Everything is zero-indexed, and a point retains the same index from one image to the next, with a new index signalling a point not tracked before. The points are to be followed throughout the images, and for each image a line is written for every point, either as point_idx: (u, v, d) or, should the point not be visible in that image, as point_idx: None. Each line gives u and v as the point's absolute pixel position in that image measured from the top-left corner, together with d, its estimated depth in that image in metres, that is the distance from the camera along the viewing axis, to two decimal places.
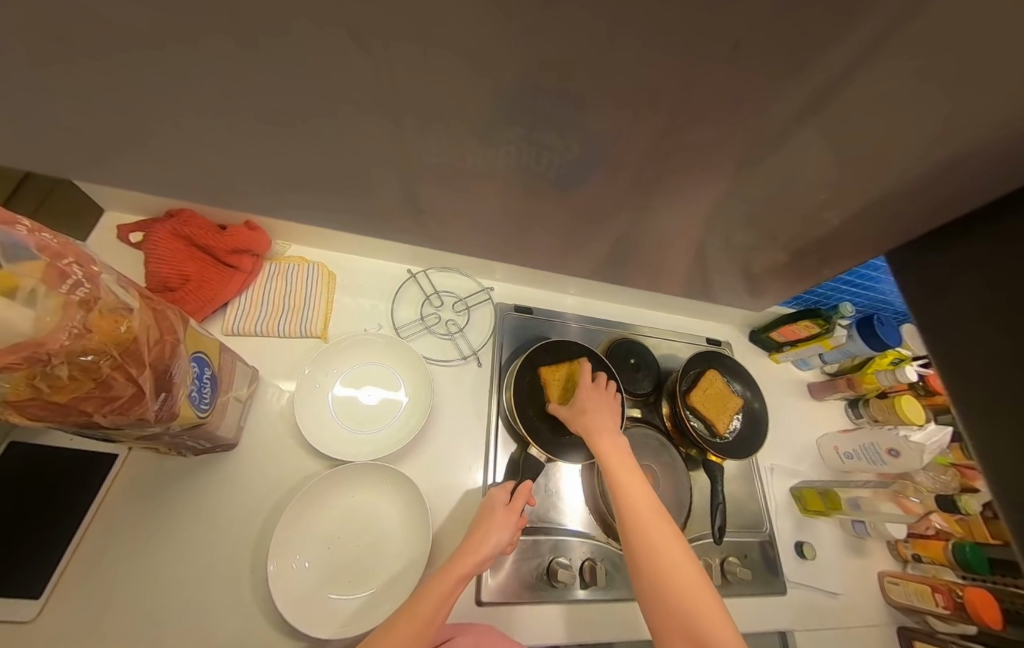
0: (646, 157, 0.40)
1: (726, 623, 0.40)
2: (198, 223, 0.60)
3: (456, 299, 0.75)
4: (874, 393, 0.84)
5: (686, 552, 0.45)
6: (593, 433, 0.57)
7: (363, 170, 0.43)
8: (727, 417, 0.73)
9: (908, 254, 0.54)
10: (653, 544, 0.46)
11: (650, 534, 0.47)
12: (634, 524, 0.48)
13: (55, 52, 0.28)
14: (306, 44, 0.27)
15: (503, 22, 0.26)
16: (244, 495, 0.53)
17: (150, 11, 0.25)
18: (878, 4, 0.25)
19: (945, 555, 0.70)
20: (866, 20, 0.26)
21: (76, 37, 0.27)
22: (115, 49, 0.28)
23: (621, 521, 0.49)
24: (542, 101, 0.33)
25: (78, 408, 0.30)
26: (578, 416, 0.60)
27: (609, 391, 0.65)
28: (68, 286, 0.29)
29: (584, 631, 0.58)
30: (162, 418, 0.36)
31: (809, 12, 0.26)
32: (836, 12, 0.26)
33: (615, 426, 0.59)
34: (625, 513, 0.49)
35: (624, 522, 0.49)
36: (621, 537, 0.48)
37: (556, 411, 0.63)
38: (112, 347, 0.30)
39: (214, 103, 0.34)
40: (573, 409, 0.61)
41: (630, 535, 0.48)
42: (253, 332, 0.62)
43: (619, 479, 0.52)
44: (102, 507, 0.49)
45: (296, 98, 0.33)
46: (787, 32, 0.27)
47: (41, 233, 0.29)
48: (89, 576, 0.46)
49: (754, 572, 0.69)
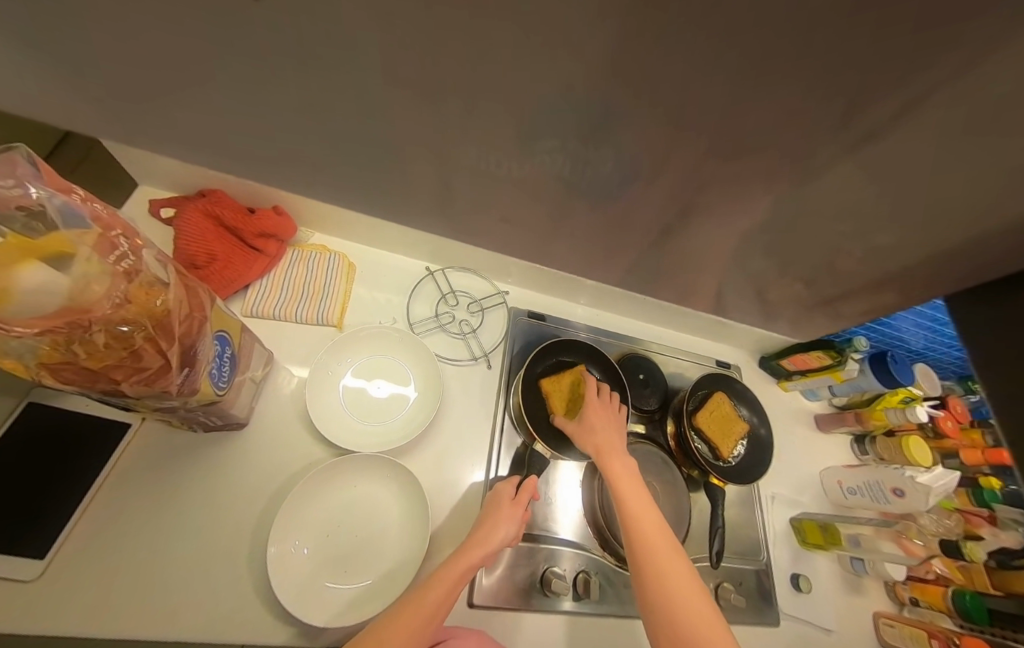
0: (676, 174, 0.40)
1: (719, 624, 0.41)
2: (229, 203, 0.61)
3: (471, 299, 0.75)
4: (882, 431, 0.83)
5: (686, 567, 0.46)
6: (605, 454, 0.57)
7: (397, 165, 0.44)
8: (733, 442, 0.73)
9: (964, 305, 0.56)
10: (652, 552, 0.47)
11: (648, 544, 0.48)
12: (641, 537, 0.48)
13: (108, 31, 0.29)
14: (360, 38, 0.28)
15: (551, 30, 0.27)
16: (250, 474, 0.54)
17: (214, 8, 0.26)
18: (914, 37, 0.26)
19: (945, 602, 0.69)
20: (900, 55, 0.27)
21: (134, 15, 0.28)
22: (168, 30, 0.29)
23: (628, 537, 0.49)
24: (576, 109, 0.33)
25: (108, 375, 0.30)
26: (587, 435, 0.59)
27: (614, 405, 0.64)
28: (115, 257, 0.30)
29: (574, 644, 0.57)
30: (183, 392, 0.37)
31: (844, 41, 0.26)
32: (865, 46, 0.26)
33: (624, 447, 0.58)
34: (631, 529, 0.49)
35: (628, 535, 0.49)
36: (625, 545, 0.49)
37: (563, 426, 0.62)
38: (146, 318, 0.31)
39: (255, 90, 0.34)
40: (581, 425, 0.60)
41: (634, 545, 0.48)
42: (271, 315, 0.63)
43: (625, 500, 0.52)
44: (113, 473, 0.50)
45: (342, 91, 0.34)
46: (814, 64, 0.28)
47: (93, 202, 0.31)
48: (93, 541, 0.47)
49: (748, 600, 0.68)
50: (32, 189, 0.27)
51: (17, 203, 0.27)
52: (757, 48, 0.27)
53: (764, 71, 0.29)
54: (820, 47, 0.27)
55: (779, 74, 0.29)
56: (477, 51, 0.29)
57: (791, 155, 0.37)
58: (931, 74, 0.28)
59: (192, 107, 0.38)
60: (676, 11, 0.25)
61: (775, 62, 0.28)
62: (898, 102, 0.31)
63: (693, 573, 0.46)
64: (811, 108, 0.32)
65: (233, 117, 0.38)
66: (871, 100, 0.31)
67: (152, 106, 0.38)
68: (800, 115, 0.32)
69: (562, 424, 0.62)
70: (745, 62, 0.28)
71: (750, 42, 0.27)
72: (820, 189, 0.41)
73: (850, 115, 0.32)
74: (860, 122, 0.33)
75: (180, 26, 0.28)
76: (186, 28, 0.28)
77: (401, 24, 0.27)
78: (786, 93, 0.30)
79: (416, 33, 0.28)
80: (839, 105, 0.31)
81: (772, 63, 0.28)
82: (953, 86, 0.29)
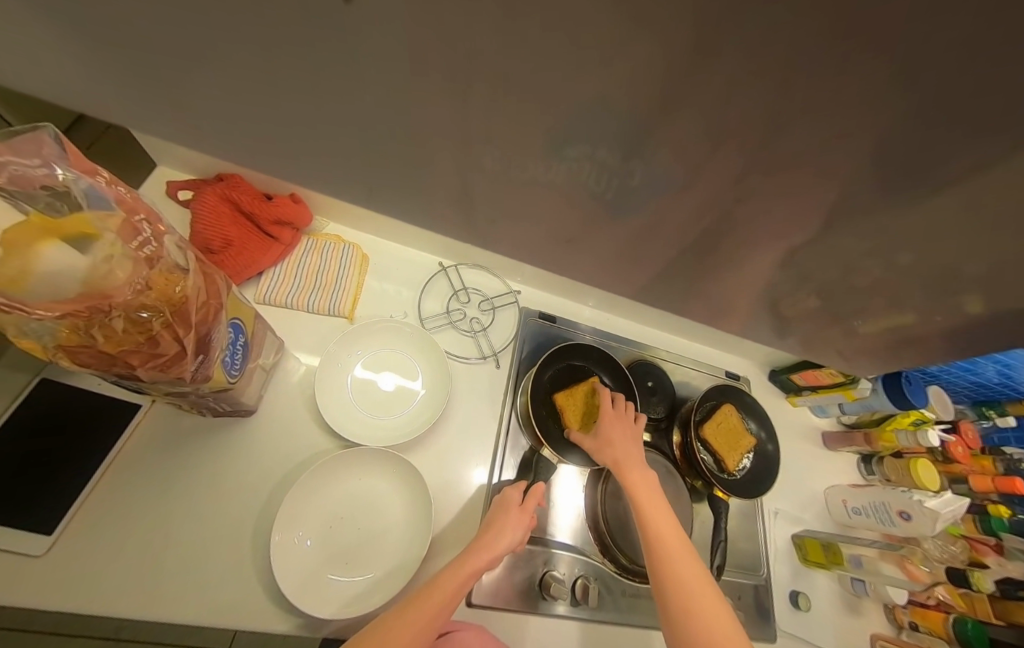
0: (706, 186, 0.39)
1: (731, 622, 0.43)
2: (247, 189, 0.61)
3: (483, 298, 0.75)
4: (890, 452, 0.82)
5: (705, 578, 0.46)
6: (623, 466, 0.56)
7: (419, 161, 0.43)
8: (739, 455, 0.72)
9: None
10: (671, 560, 0.47)
11: (669, 548, 0.48)
12: (658, 535, 0.49)
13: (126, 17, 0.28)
14: (401, 35, 0.28)
15: (600, 37, 0.26)
16: (257, 460, 0.54)
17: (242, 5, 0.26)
18: (960, 60, 0.25)
19: (945, 628, 0.68)
20: (944, 77, 0.26)
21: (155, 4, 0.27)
22: (186, 17, 0.28)
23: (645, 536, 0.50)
24: (603, 116, 0.32)
25: (124, 359, 0.30)
26: (605, 447, 0.58)
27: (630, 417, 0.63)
28: (137, 242, 0.30)
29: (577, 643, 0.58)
30: (196, 379, 0.37)
31: (888, 61, 0.25)
32: (909, 68, 0.25)
33: (643, 459, 0.58)
34: (648, 528, 0.50)
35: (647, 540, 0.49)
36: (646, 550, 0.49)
37: (579, 441, 0.61)
38: (164, 305, 0.31)
39: (274, 80, 0.34)
40: (597, 440, 0.59)
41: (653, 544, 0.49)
42: (283, 303, 0.63)
43: (640, 504, 0.52)
44: (121, 451, 0.50)
45: (375, 88, 0.33)
46: (853, 82, 0.27)
47: (117, 185, 0.30)
48: (98, 520, 0.47)
49: (746, 615, 0.68)
50: (57, 170, 0.27)
51: (42, 183, 0.27)
52: (795, 63, 0.26)
53: (814, 90, 0.28)
54: (875, 72, 0.26)
55: (814, 91, 0.28)
56: (519, 54, 0.28)
57: (825, 175, 0.36)
58: (974, 97, 0.27)
59: (213, 95, 0.37)
60: (713, 20, 0.24)
61: (816, 80, 0.27)
62: (945, 129, 0.30)
63: (713, 585, 0.46)
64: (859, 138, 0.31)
65: (255, 107, 0.38)
66: (913, 124, 0.30)
67: (168, 94, 0.37)
68: (840, 134, 0.31)
69: (578, 439, 0.61)
70: (790, 85, 0.28)
71: (802, 61, 0.26)
72: (854, 209, 0.40)
73: (889, 141, 0.31)
74: (908, 147, 0.32)
75: (215, 17, 0.27)
76: (218, 21, 0.28)
77: (445, 23, 0.26)
78: (831, 113, 0.30)
79: (458, 34, 0.27)
80: (888, 129, 0.30)
81: (816, 86, 0.27)
82: (996, 112, 0.28)
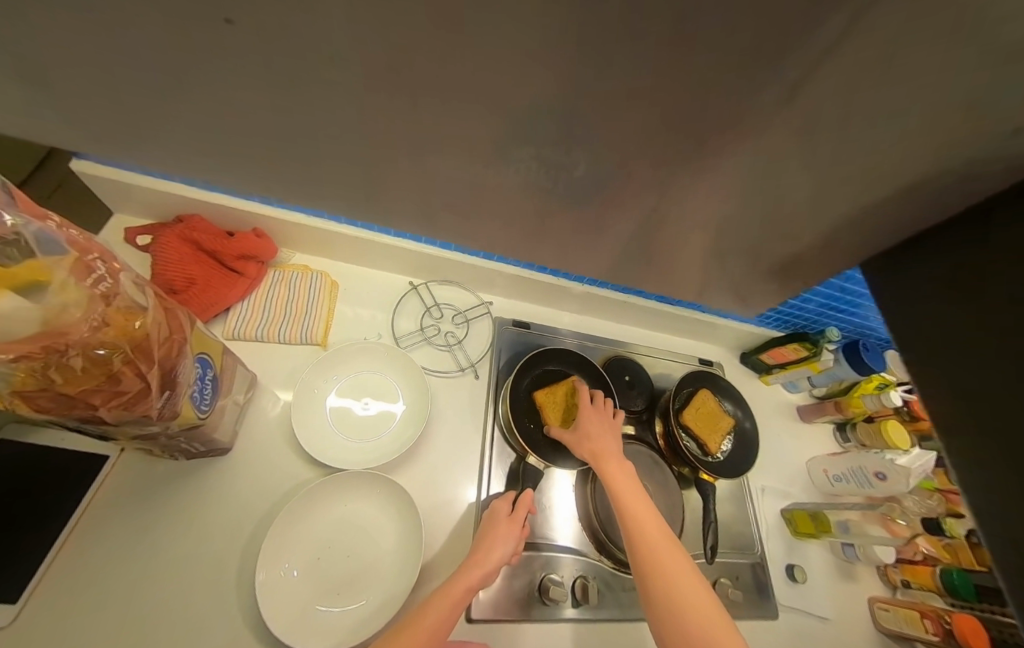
0: (643, 181, 0.42)
1: (714, 609, 0.43)
2: (207, 228, 0.61)
3: (455, 312, 0.76)
4: (861, 417, 0.85)
5: (690, 570, 0.47)
6: (601, 458, 0.57)
7: (375, 184, 0.45)
8: (720, 436, 0.74)
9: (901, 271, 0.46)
10: (652, 550, 0.48)
11: (649, 539, 0.49)
12: (641, 528, 0.50)
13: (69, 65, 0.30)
14: (349, 64, 0.29)
15: (532, 56, 0.28)
16: (235, 501, 0.53)
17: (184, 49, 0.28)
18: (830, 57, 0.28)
19: (934, 581, 0.71)
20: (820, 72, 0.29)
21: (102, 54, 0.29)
22: (131, 63, 0.30)
23: (630, 537, 0.50)
24: (536, 126, 0.35)
25: (85, 400, 0.30)
26: (583, 440, 0.60)
27: (609, 410, 0.65)
28: (92, 280, 0.30)
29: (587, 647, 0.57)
30: (163, 416, 0.36)
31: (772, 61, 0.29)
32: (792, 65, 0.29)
33: (621, 451, 0.59)
34: (630, 521, 0.51)
35: (629, 532, 0.50)
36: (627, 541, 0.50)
37: (559, 436, 0.62)
38: (125, 342, 0.31)
39: (222, 113, 0.35)
40: (576, 433, 0.61)
41: (635, 537, 0.50)
42: (253, 337, 0.62)
43: (624, 499, 0.53)
44: (89, 507, 0.48)
45: (321, 117, 0.35)
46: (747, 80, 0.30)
47: (68, 228, 0.31)
48: (68, 583, 0.45)
49: (746, 594, 0.69)
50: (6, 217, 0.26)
51: None
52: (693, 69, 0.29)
53: (729, 94, 0.31)
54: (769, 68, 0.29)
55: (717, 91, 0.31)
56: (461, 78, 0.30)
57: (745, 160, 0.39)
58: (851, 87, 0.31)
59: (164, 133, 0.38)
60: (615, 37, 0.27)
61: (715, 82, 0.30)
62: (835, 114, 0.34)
63: (697, 575, 0.46)
64: (778, 123, 0.34)
65: (207, 139, 0.39)
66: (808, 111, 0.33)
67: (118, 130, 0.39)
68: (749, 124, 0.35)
69: (558, 434, 0.62)
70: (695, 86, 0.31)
71: (719, 71, 0.29)
72: (786, 198, 0.43)
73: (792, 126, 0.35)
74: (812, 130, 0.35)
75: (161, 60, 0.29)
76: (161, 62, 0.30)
77: (382, 55, 0.28)
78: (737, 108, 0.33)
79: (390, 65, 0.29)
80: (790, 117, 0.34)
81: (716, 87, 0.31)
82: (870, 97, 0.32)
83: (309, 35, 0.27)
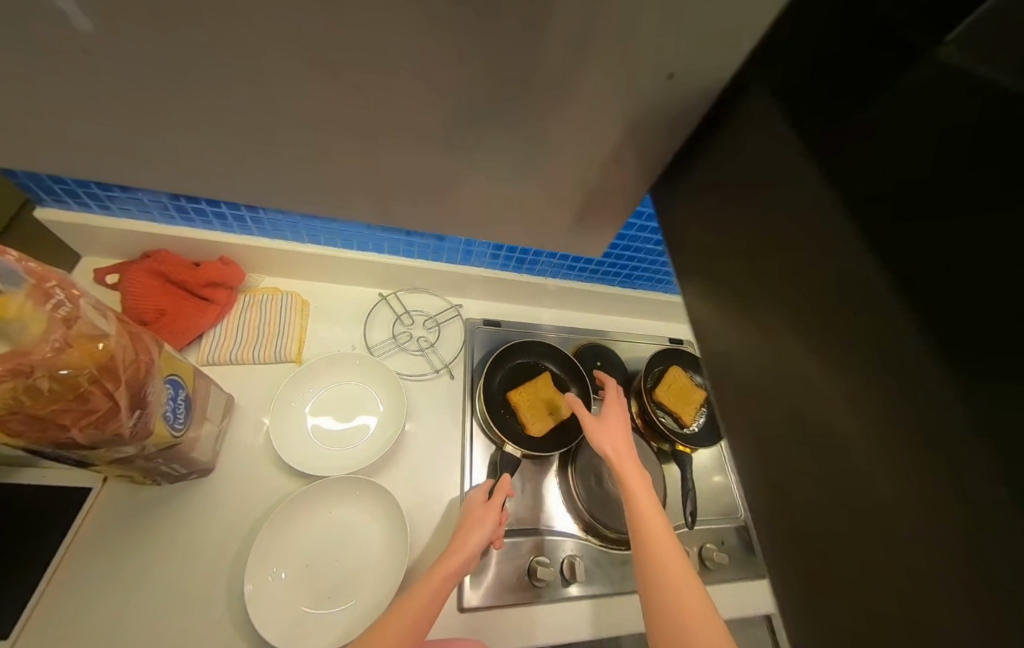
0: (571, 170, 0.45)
1: (722, 637, 0.41)
2: (172, 260, 0.63)
3: (426, 317, 0.79)
4: None
5: (700, 593, 0.44)
6: (619, 465, 0.56)
7: (325, 200, 0.48)
8: (693, 408, 0.77)
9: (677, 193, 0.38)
10: (661, 567, 0.46)
11: (661, 557, 0.47)
12: (650, 545, 0.48)
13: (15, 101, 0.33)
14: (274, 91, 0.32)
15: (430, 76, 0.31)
16: (218, 518, 0.54)
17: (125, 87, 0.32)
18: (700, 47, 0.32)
19: None
20: None
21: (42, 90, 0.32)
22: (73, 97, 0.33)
23: (638, 555, 0.48)
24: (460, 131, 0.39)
25: (56, 420, 0.32)
26: (604, 433, 0.60)
27: (626, 413, 0.65)
28: (51, 305, 0.33)
29: (581, 628, 0.58)
30: (136, 435, 0.38)
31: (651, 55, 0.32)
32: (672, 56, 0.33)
33: (638, 461, 0.57)
34: (640, 536, 0.49)
35: (638, 547, 0.49)
36: (635, 558, 0.48)
37: (582, 418, 0.61)
38: (91, 363, 0.33)
39: (170, 144, 0.38)
40: (599, 426, 0.60)
41: (644, 555, 0.48)
42: (227, 360, 0.64)
43: (636, 513, 0.51)
44: (77, 536, 0.50)
45: (262, 141, 0.38)
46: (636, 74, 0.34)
47: (27, 261, 0.32)
48: (59, 612, 0.46)
49: (732, 557, 0.71)
50: None
51: None
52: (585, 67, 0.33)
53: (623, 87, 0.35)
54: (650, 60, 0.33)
55: None
56: (361, 101, 0.33)
57: None
58: None
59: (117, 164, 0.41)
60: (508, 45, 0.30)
61: None
62: None
63: (707, 598, 0.44)
64: (670, 130, 0.36)
65: (158, 170, 0.42)
66: None
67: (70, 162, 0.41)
68: None
69: (582, 415, 0.61)
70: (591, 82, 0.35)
71: None
72: None
73: None
74: None
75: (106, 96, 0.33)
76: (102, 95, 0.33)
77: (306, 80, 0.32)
78: None
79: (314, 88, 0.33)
80: None
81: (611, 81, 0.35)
82: None
83: (235, 68, 0.30)
